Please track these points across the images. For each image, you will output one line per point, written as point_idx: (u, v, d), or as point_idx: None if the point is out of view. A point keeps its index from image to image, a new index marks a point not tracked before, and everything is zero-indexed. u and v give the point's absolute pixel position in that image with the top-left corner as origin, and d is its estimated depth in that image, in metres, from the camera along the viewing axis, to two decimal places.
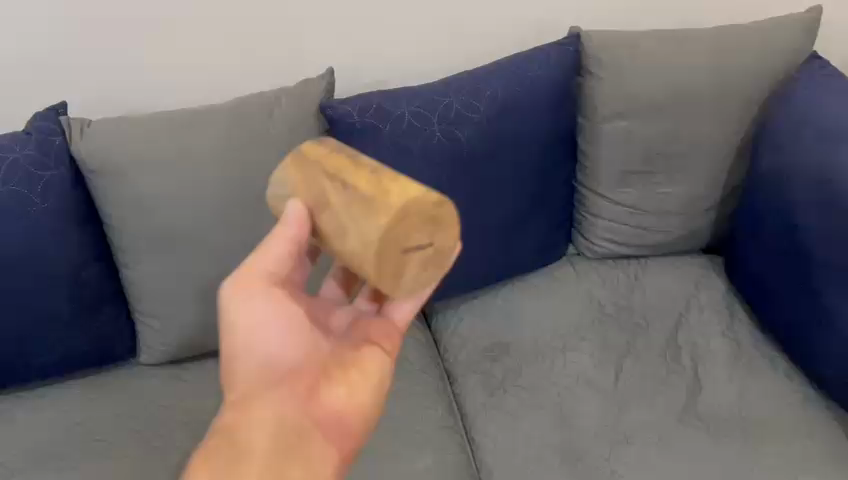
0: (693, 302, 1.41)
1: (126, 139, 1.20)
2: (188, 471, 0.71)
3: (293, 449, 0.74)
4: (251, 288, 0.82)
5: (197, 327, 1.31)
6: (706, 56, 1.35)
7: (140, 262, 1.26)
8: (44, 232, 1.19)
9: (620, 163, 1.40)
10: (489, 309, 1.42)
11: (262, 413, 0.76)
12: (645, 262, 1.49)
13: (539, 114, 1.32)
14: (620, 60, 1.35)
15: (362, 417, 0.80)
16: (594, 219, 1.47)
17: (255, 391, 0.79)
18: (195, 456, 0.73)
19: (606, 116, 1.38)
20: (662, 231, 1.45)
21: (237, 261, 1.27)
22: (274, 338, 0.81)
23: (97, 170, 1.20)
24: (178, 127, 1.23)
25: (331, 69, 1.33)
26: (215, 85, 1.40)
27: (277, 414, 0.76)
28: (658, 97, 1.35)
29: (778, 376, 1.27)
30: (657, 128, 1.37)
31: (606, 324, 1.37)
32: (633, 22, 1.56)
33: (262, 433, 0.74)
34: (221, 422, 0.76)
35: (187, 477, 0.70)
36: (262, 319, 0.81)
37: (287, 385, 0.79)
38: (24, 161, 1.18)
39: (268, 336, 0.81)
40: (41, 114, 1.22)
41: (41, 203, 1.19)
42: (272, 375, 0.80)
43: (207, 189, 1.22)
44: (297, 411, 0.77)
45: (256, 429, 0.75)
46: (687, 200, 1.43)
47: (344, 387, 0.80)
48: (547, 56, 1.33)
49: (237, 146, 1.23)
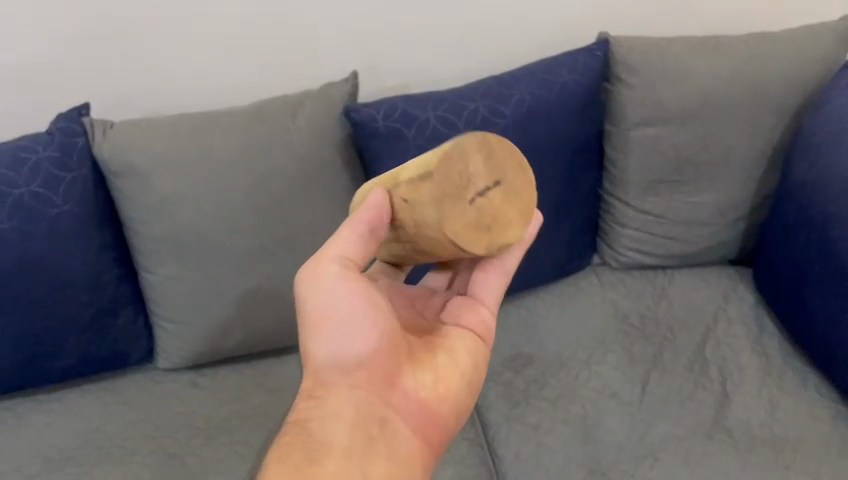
0: (721, 315, 1.37)
1: (149, 141, 1.19)
2: (264, 467, 0.70)
3: (368, 446, 0.73)
4: (325, 274, 0.75)
5: (216, 332, 1.29)
6: (737, 62, 1.32)
7: (161, 265, 1.25)
8: (65, 234, 1.18)
9: (648, 171, 1.38)
10: (511, 319, 1.40)
11: (340, 408, 0.74)
12: (672, 273, 1.46)
13: (566, 120, 1.29)
14: (650, 66, 1.32)
15: (452, 406, 0.79)
16: (620, 229, 1.44)
17: (333, 381, 0.76)
18: (271, 450, 0.72)
19: (634, 123, 1.35)
20: (690, 241, 1.42)
21: (258, 265, 1.26)
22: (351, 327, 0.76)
23: (119, 172, 1.19)
24: (201, 129, 1.22)
25: (354, 72, 1.32)
26: (238, 87, 1.39)
27: (357, 407, 0.74)
28: (689, 104, 1.32)
29: (810, 393, 1.23)
30: (687, 136, 1.34)
31: (632, 335, 1.34)
32: (660, 27, 1.54)
33: (341, 427, 0.73)
34: (297, 414, 0.75)
35: (261, 474, 0.69)
36: (342, 306, 0.76)
37: (368, 374, 0.76)
38: (46, 161, 1.17)
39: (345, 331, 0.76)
40: (64, 115, 1.21)
41: (62, 205, 1.18)
42: (348, 369, 0.76)
43: (229, 192, 1.21)
44: (378, 404, 0.75)
45: (336, 423, 0.73)
46: (717, 210, 1.40)
47: (431, 378, 0.79)
48: (575, 61, 1.31)
49: (258, 148, 1.22)
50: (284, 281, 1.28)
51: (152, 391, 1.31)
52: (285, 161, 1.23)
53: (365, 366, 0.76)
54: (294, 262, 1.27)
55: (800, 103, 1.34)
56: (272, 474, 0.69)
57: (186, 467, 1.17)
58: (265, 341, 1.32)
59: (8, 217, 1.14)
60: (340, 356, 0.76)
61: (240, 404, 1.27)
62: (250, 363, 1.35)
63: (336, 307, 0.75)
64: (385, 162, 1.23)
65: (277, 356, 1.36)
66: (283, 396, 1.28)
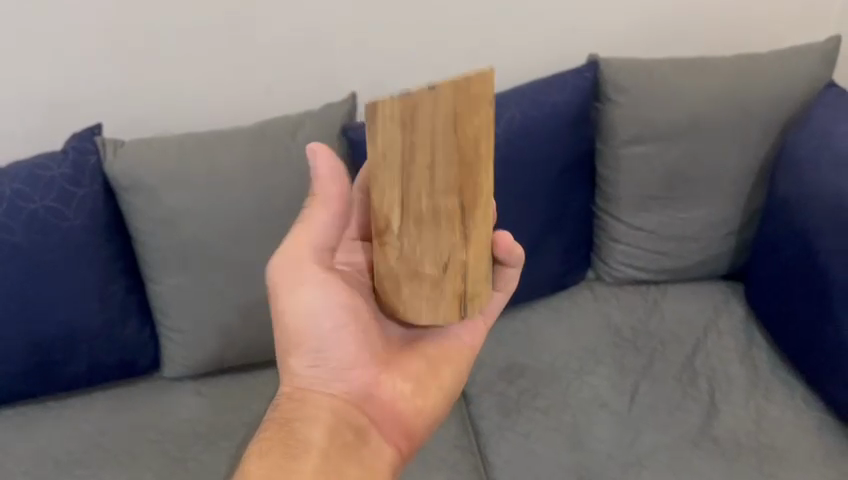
0: (712, 328, 1.40)
1: (155, 158, 1.25)
2: (247, 455, 0.78)
3: (346, 444, 0.80)
4: (298, 264, 0.83)
5: (220, 343, 1.34)
6: (723, 82, 1.36)
7: (167, 276, 1.31)
8: (76, 246, 1.24)
9: (638, 187, 1.42)
10: (506, 331, 1.43)
11: (316, 410, 0.81)
12: (664, 288, 1.49)
13: (556, 138, 1.34)
14: (638, 86, 1.37)
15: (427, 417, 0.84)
16: (613, 244, 1.48)
17: (312, 379, 0.83)
18: (256, 440, 0.80)
19: (624, 141, 1.39)
20: (682, 256, 1.45)
21: (259, 277, 1.31)
22: (331, 328, 0.83)
23: (127, 188, 1.25)
24: (206, 147, 1.28)
25: (353, 93, 1.37)
26: (242, 107, 1.45)
27: (332, 407, 0.82)
28: (677, 123, 1.36)
29: (796, 404, 1.25)
30: (675, 153, 1.38)
31: (624, 347, 1.37)
32: (652, 49, 1.59)
33: (317, 428, 0.80)
34: (279, 409, 0.82)
35: (244, 463, 0.77)
36: (319, 305, 0.83)
37: (344, 379, 0.83)
38: (60, 178, 1.23)
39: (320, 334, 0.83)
40: (78, 134, 1.27)
41: (74, 219, 1.24)
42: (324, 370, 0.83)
43: (232, 207, 1.27)
44: (350, 403, 0.83)
45: (312, 422, 0.80)
46: (707, 226, 1.43)
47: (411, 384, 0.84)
48: (564, 82, 1.36)
49: (260, 165, 1.27)
50: None
51: (158, 398, 1.36)
52: (286, 177, 1.28)
53: (344, 373, 0.83)
54: None
55: (786, 120, 1.37)
56: (253, 467, 0.76)
57: (188, 472, 1.22)
58: (267, 350, 1.37)
59: (23, 230, 1.21)
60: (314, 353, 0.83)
61: (242, 412, 1.32)
62: (252, 372, 1.40)
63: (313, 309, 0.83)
64: None
65: (278, 366, 1.41)
66: None
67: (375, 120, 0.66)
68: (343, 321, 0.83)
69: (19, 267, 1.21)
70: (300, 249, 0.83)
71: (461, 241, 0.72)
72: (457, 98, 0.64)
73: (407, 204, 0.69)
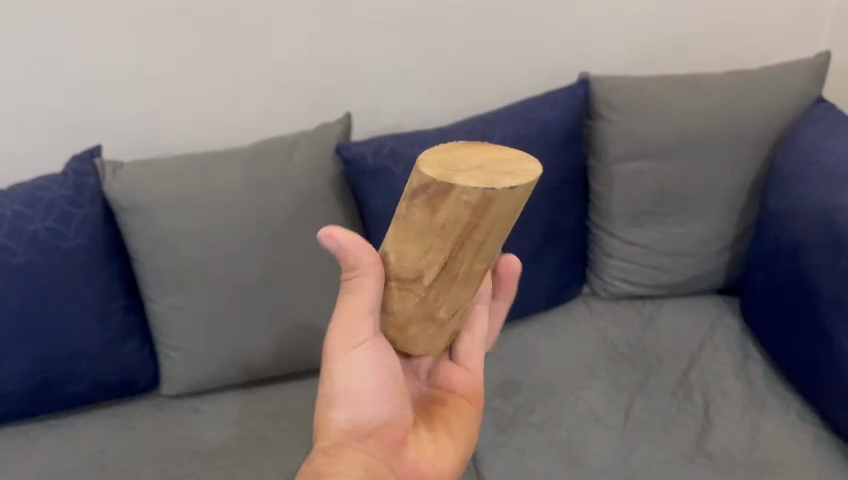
0: (707, 343, 1.40)
1: (153, 179, 1.28)
2: None
3: None
4: (349, 330, 0.75)
5: (217, 361, 1.35)
6: (713, 98, 1.38)
7: (165, 295, 1.32)
8: (76, 266, 1.26)
9: (631, 203, 1.43)
10: (502, 348, 1.44)
11: (349, 468, 0.74)
12: (659, 303, 1.50)
13: (549, 155, 1.36)
14: (630, 104, 1.38)
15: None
16: (608, 259, 1.49)
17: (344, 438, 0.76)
18: None
19: (616, 158, 1.41)
20: (676, 271, 1.46)
21: (256, 295, 1.32)
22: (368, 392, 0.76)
23: (126, 208, 1.28)
24: (204, 167, 1.30)
25: (348, 113, 1.40)
26: (240, 127, 1.48)
27: (364, 467, 0.74)
28: (668, 139, 1.38)
29: (791, 418, 1.25)
30: (667, 169, 1.39)
31: (619, 362, 1.38)
32: (644, 66, 1.60)
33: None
34: (310, 464, 0.75)
35: None
36: (360, 368, 0.75)
37: (377, 439, 0.76)
38: (61, 200, 1.26)
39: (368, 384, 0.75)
40: (78, 157, 1.30)
41: (73, 239, 1.26)
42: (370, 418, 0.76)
43: (230, 226, 1.28)
44: (382, 463, 0.75)
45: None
46: (701, 241, 1.44)
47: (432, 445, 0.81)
48: (556, 100, 1.38)
49: (257, 184, 1.30)
50: (281, 311, 1.34)
51: (156, 416, 1.37)
52: (282, 196, 1.30)
53: (376, 435, 0.76)
54: (291, 292, 1.34)
55: (777, 136, 1.39)
56: None
57: None
58: (264, 368, 1.38)
59: (24, 250, 1.23)
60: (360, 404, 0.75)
61: (239, 429, 1.33)
62: (250, 390, 1.41)
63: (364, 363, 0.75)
64: (376, 196, 1.31)
65: (275, 383, 1.42)
66: (280, 422, 1.34)
67: (447, 198, 0.61)
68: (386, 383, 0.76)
69: (20, 287, 1.23)
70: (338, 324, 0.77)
71: (466, 296, 0.71)
72: (514, 175, 0.62)
73: (450, 268, 0.67)
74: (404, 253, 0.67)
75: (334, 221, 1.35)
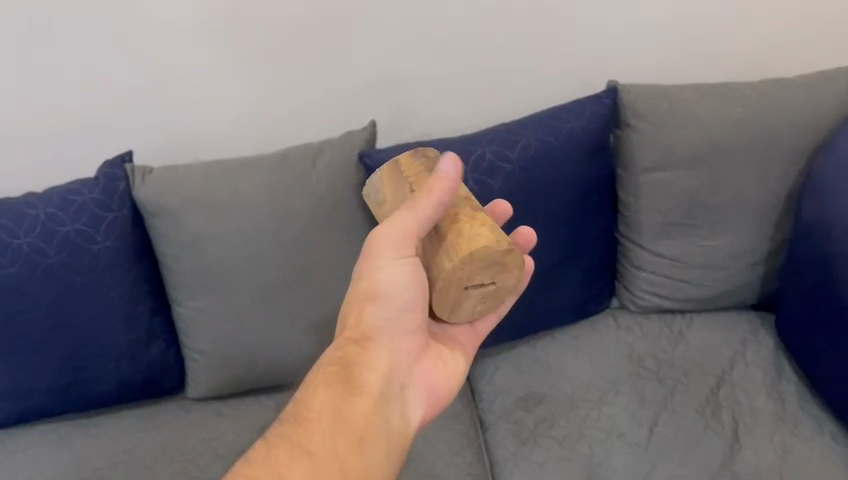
0: (738, 358, 1.36)
1: (182, 185, 1.31)
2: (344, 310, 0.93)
3: (353, 327, 0.91)
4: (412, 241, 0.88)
5: (240, 364, 1.37)
6: (746, 106, 1.34)
7: (190, 299, 1.34)
8: (105, 268, 1.29)
9: (660, 214, 1.39)
10: (525, 363, 1.42)
11: (350, 312, 0.92)
12: (690, 317, 1.45)
13: (576, 163, 1.34)
14: (659, 110, 1.35)
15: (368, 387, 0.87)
16: (637, 271, 1.45)
17: (355, 292, 0.92)
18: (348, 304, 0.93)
19: (646, 167, 1.37)
20: (707, 285, 1.41)
21: (278, 300, 1.34)
22: (404, 294, 0.90)
23: (153, 214, 1.31)
24: (230, 173, 1.33)
25: (373, 120, 1.41)
26: (268, 138, 1.50)
27: (367, 314, 0.91)
28: (699, 149, 1.34)
29: (824, 440, 1.21)
30: (698, 180, 1.36)
31: (645, 377, 1.34)
32: (694, 75, 1.55)
33: (350, 314, 0.92)
34: (353, 296, 0.92)
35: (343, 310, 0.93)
36: (405, 281, 0.89)
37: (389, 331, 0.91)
38: (91, 203, 1.29)
39: (405, 373, 0.91)
40: (110, 162, 1.32)
41: (102, 241, 1.29)
42: (374, 458, 0.83)
43: (254, 230, 1.30)
44: (358, 312, 0.91)
45: (350, 316, 0.92)
46: (733, 254, 1.39)
47: (427, 371, 0.94)
48: (583, 107, 1.35)
49: (282, 189, 1.31)
50: (302, 316, 1.35)
51: (179, 418, 1.39)
52: (304, 201, 1.32)
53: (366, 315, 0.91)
54: (313, 298, 1.35)
55: (812, 144, 1.35)
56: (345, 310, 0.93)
57: None
58: (286, 373, 1.39)
59: (55, 252, 1.27)
60: (389, 421, 0.87)
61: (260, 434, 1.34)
62: (271, 396, 1.42)
63: (416, 350, 0.93)
64: None
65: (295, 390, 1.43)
66: None
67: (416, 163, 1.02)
68: (413, 291, 0.90)
69: (51, 288, 1.27)
70: (394, 280, 0.89)
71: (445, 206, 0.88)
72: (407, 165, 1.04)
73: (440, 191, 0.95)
74: (411, 176, 0.99)
75: (358, 227, 1.36)
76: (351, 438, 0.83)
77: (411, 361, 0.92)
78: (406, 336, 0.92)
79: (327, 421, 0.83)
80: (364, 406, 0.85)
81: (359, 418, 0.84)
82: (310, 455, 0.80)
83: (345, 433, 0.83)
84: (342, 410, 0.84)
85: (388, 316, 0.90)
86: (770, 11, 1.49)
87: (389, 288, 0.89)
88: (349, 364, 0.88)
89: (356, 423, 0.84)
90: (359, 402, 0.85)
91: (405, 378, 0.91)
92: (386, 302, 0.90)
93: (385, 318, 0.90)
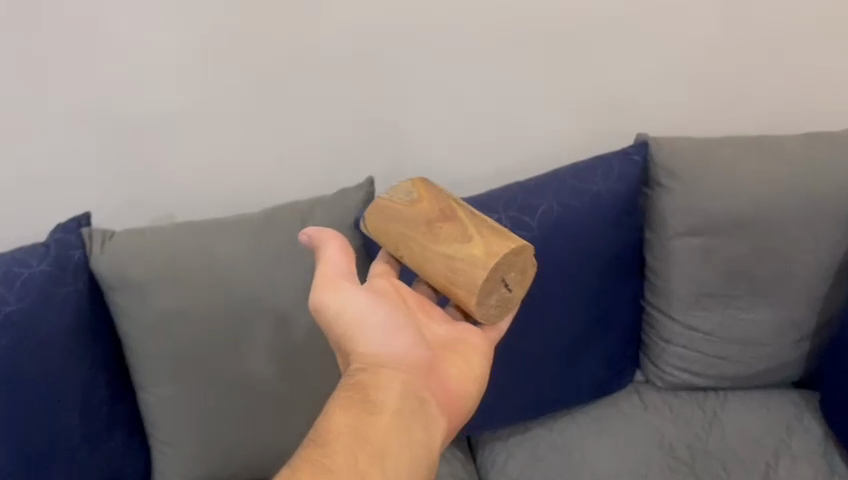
0: (783, 449, 1.20)
1: (150, 253, 1.13)
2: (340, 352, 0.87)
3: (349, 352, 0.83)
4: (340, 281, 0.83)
5: (215, 458, 1.18)
6: (793, 166, 1.20)
7: (156, 384, 1.15)
8: (58, 353, 1.09)
9: (695, 284, 1.23)
10: (541, 450, 1.25)
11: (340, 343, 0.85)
12: (724, 396, 1.30)
13: (603, 230, 1.18)
14: (697, 170, 1.20)
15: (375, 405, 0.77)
16: (665, 345, 1.29)
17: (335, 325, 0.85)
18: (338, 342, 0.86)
19: (679, 233, 1.22)
20: (745, 362, 1.26)
21: (262, 385, 1.16)
22: (370, 315, 0.82)
23: (115, 287, 1.12)
24: (207, 238, 1.15)
25: (369, 177, 1.24)
26: (241, 195, 1.29)
27: (352, 337, 0.83)
28: (742, 214, 1.19)
29: None
30: (738, 248, 1.21)
31: (680, 472, 1.18)
32: (726, 124, 1.39)
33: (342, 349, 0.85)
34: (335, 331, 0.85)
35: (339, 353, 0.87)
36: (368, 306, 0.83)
37: (383, 347, 0.82)
38: (41, 277, 1.09)
39: (421, 386, 0.81)
40: (62, 226, 1.14)
41: (54, 322, 1.09)
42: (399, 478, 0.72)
43: (235, 306, 1.13)
44: (345, 338, 0.84)
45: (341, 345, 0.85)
46: (775, 329, 1.24)
47: (446, 375, 0.84)
48: (612, 165, 1.20)
49: (270, 257, 1.15)
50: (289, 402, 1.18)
51: None
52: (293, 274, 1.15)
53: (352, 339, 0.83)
54: (301, 382, 1.18)
55: None
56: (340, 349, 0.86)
57: None
58: (268, 467, 1.21)
59: None
60: (410, 432, 0.76)
61: None
62: None
63: (423, 360, 0.83)
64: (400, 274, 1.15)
65: None
66: None
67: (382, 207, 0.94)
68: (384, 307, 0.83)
69: None
70: (359, 304, 0.82)
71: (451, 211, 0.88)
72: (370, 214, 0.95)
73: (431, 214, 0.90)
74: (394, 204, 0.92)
75: None
76: (367, 456, 0.72)
77: (421, 372, 0.82)
78: (403, 344, 0.82)
79: (344, 440, 0.73)
80: (374, 423, 0.75)
81: (373, 436, 0.74)
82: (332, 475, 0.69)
83: (361, 450, 0.72)
84: (355, 429, 0.74)
85: (378, 334, 0.82)
86: (811, 55, 1.34)
87: (364, 308, 0.83)
88: (351, 386, 0.79)
89: (372, 441, 0.74)
90: (369, 422, 0.75)
91: (421, 393, 0.80)
92: (362, 325, 0.82)
93: (370, 338, 0.82)
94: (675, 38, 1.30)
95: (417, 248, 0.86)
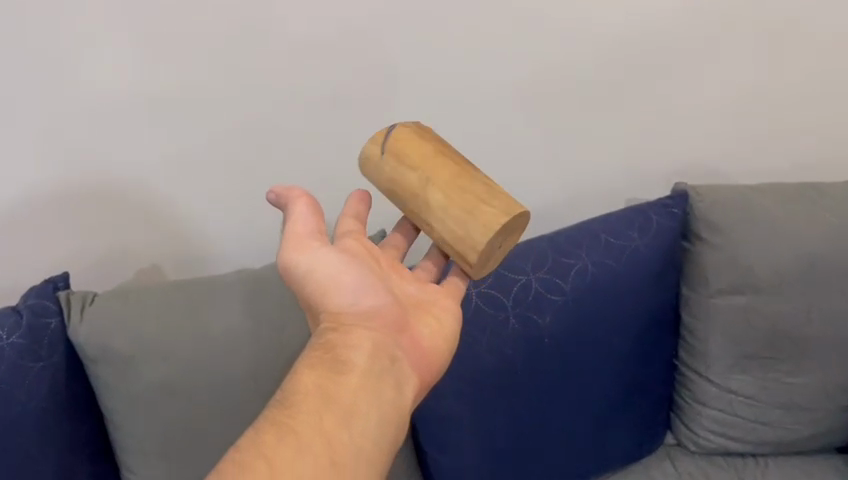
0: None
1: (135, 319, 1.00)
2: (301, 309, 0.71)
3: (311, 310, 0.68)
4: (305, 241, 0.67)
5: None
6: (840, 217, 1.11)
7: (142, 466, 1.02)
8: (29, 436, 0.95)
9: (735, 346, 1.13)
10: None
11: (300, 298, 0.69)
12: (764, 463, 1.20)
13: (640, 291, 1.08)
14: (739, 222, 1.11)
15: (342, 372, 0.62)
16: (701, 408, 1.18)
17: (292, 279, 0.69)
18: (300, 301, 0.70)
19: (719, 290, 1.12)
20: (787, 427, 1.16)
21: None
22: (339, 269, 0.67)
23: (93, 359, 0.99)
24: (202, 302, 1.03)
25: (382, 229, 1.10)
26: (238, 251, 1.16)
27: (314, 294, 0.68)
28: (785, 269, 1.10)
29: None
30: (783, 307, 1.11)
31: None
32: (758, 170, 1.31)
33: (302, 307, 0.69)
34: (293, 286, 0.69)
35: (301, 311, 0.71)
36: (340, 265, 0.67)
37: (348, 307, 0.67)
38: (10, 350, 0.95)
39: (394, 348, 0.67)
40: (37, 289, 1.00)
41: (25, 402, 0.95)
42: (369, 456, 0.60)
43: (232, 378, 1.01)
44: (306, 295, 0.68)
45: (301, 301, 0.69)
46: (821, 393, 1.14)
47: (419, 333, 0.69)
48: (649, 219, 1.10)
49: (273, 323, 1.04)
50: None
51: None
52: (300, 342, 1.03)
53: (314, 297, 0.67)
54: None
55: None
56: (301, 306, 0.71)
57: None
58: None
59: None
60: (384, 402, 0.62)
61: None
62: None
63: (394, 317, 0.68)
64: None
65: None
66: None
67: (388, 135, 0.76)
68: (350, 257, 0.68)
69: None
70: (328, 261, 0.67)
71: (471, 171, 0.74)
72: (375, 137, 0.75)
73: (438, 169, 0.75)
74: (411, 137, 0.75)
75: None
76: (335, 424, 0.59)
77: (392, 332, 0.67)
78: (372, 299, 0.67)
79: (313, 405, 0.60)
80: (343, 389, 0.61)
81: (340, 403, 0.60)
82: (296, 437, 0.57)
83: (327, 417, 0.59)
84: (321, 394, 0.61)
85: (346, 293, 0.67)
86: None
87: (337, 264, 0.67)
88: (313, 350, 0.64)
89: (338, 410, 0.60)
90: (335, 387, 0.61)
91: (391, 352, 0.66)
92: (327, 278, 0.67)
93: (334, 293, 0.67)
94: (710, 79, 1.21)
95: (447, 177, 0.70)
